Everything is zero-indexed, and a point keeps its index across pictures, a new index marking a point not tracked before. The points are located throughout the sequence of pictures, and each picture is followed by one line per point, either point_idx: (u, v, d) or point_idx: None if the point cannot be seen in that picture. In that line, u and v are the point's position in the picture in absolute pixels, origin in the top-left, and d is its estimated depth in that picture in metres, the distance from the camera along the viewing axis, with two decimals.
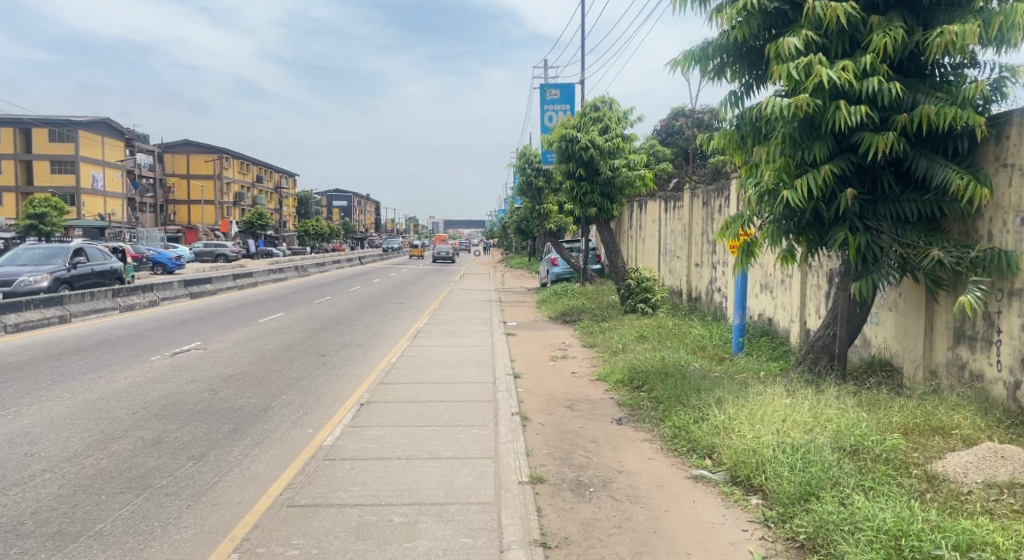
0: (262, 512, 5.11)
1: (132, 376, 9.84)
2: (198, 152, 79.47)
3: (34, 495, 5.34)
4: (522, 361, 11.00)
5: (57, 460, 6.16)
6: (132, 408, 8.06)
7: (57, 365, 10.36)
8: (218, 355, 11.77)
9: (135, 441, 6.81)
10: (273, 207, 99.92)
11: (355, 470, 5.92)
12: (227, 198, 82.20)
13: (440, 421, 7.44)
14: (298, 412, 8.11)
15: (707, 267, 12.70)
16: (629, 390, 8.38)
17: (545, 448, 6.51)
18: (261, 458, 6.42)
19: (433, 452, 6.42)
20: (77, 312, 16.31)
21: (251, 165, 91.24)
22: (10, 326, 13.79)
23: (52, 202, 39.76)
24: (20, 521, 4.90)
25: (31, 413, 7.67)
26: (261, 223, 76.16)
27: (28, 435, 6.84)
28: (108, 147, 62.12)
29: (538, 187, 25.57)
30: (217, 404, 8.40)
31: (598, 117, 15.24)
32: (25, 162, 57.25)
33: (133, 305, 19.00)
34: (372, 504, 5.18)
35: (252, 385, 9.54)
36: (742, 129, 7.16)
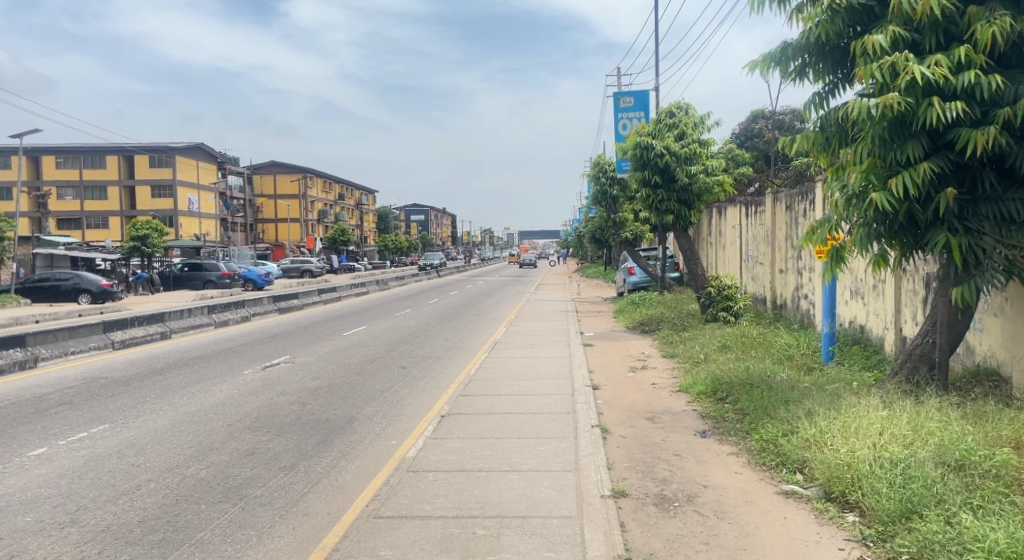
0: (351, 523, 5.24)
1: (226, 389, 10.30)
2: (284, 173, 83.09)
3: (142, 504, 5.65)
4: (601, 373, 10.89)
5: (161, 471, 6.50)
6: (228, 420, 8.44)
7: (161, 379, 10.95)
8: (305, 369, 12.18)
9: (231, 452, 7.14)
10: (354, 223, 102.85)
11: (437, 481, 6.01)
12: (312, 216, 85.28)
13: (519, 433, 7.46)
14: (381, 423, 8.31)
15: (793, 273, 12.26)
16: (713, 402, 8.17)
17: (627, 461, 6.42)
18: (348, 469, 6.60)
19: (514, 464, 6.44)
20: (177, 328, 17.23)
21: (333, 183, 94.54)
22: (117, 342, 14.70)
23: (154, 224, 41.89)
24: (129, 528, 5.19)
25: (137, 425, 8.14)
26: (344, 238, 78.40)
27: (136, 446, 7.27)
28: (202, 171, 65.70)
29: (612, 196, 25.27)
30: (306, 415, 8.71)
31: (673, 123, 15.01)
32: (129, 188, 61.05)
33: (227, 320, 19.95)
34: (456, 516, 5.25)
35: (338, 397, 9.82)
36: (827, 130, 6.89)
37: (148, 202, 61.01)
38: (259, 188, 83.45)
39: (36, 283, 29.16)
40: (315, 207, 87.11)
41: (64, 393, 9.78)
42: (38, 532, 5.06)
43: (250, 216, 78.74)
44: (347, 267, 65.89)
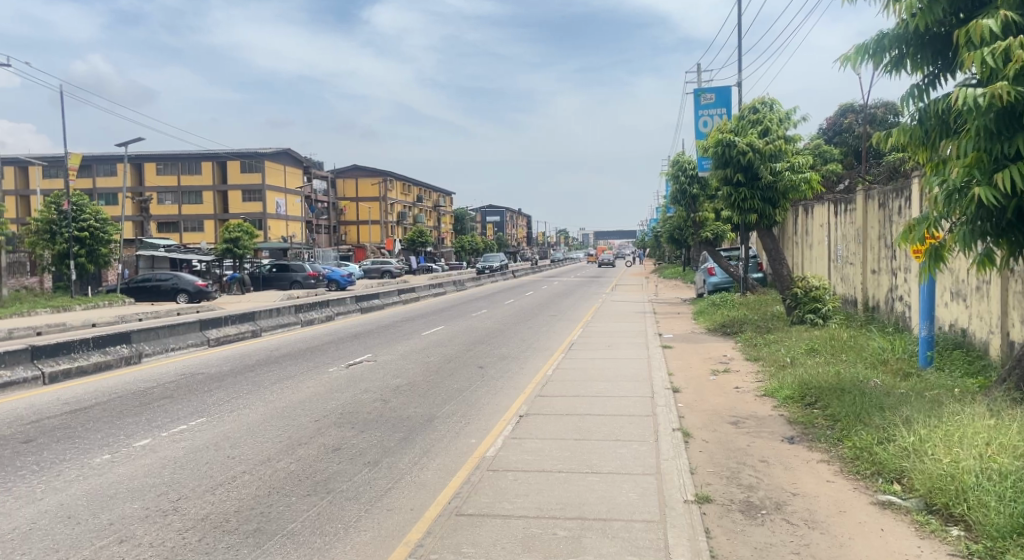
0: (433, 520, 5.32)
1: (313, 386, 10.65)
2: (365, 176, 85.45)
3: (237, 495, 5.91)
4: (681, 375, 10.67)
5: (254, 463, 6.78)
6: (315, 416, 8.73)
7: (252, 376, 11.43)
8: (387, 367, 12.46)
9: (318, 447, 7.38)
10: (432, 225, 104.66)
11: (518, 481, 6.04)
12: (392, 218, 87.27)
13: (598, 436, 7.41)
14: (461, 422, 8.41)
15: (886, 273, 11.70)
16: (800, 407, 7.88)
17: (710, 466, 6.28)
18: (429, 466, 6.72)
19: (594, 466, 6.39)
20: (266, 326, 17.96)
21: (412, 186, 96.53)
22: (212, 340, 15.45)
23: (246, 227, 43.47)
24: (226, 518, 5.43)
25: (231, 419, 8.54)
26: (423, 239, 79.74)
27: (230, 439, 7.61)
28: (289, 175, 68.35)
29: (692, 195, 24.78)
30: (388, 413, 8.89)
31: (757, 119, 14.62)
32: (221, 192, 64.03)
33: (312, 318, 20.65)
34: (537, 516, 5.26)
35: (418, 395, 10.01)
36: (926, 124, 6.54)
37: (239, 206, 63.85)
38: (342, 191, 86.01)
39: (139, 283, 30.94)
40: (395, 209, 89.04)
41: (166, 387, 10.34)
42: (144, 519, 5.36)
43: (333, 218, 81.25)
44: (425, 267, 67.04)
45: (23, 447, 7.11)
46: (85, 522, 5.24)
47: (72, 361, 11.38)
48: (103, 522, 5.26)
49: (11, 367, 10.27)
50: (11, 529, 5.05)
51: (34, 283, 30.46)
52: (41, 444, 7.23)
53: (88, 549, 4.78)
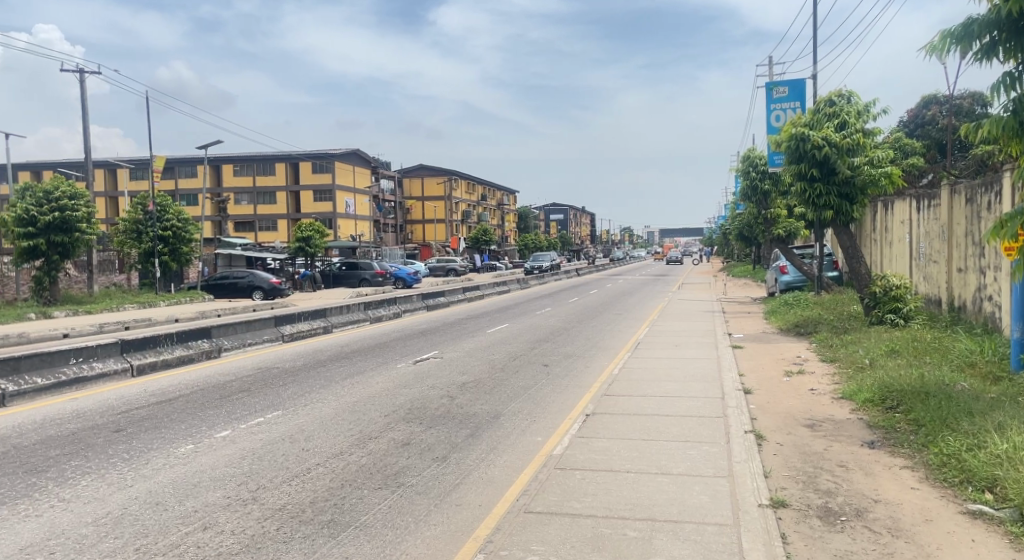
0: (502, 516, 5.35)
1: (382, 381, 10.87)
2: (431, 175, 86.66)
3: (311, 487, 6.08)
4: (753, 376, 10.41)
5: (327, 456, 6.96)
6: (385, 410, 8.90)
7: (324, 371, 11.75)
8: (453, 364, 12.57)
9: (388, 441, 7.52)
10: (496, 223, 105.30)
11: (586, 480, 6.01)
12: (457, 217, 88.17)
13: (666, 436, 7.30)
14: (527, 420, 8.43)
15: (974, 272, 11.13)
16: (880, 411, 7.58)
17: (785, 470, 6.10)
18: (497, 463, 6.76)
19: (663, 467, 6.30)
20: (337, 323, 18.41)
21: (477, 185, 97.33)
22: (286, 335, 15.96)
23: (317, 226, 44.56)
24: (302, 508, 5.59)
25: (306, 412, 8.80)
26: (487, 238, 80.15)
27: (305, 432, 7.83)
28: (357, 175, 69.93)
29: (764, 191, 24.12)
30: (454, 409, 9.00)
31: (834, 112, 14.13)
32: (294, 193, 66.00)
33: (381, 315, 21.08)
34: (606, 516, 5.22)
35: (484, 392, 10.08)
36: (1019, 114, 6.15)
37: (310, 205, 65.73)
38: (408, 191, 87.33)
39: (217, 281, 32.17)
40: (460, 208, 89.93)
41: (244, 381, 10.72)
42: (226, 507, 5.56)
43: (400, 217, 82.72)
44: (489, 266, 67.45)
45: (115, 436, 7.48)
46: (172, 509, 5.48)
47: (157, 354, 11.93)
48: (188, 509, 5.49)
49: (102, 360, 10.83)
50: (104, 514, 5.33)
51: (123, 280, 31.84)
52: (130, 433, 7.59)
53: (174, 535, 5.00)
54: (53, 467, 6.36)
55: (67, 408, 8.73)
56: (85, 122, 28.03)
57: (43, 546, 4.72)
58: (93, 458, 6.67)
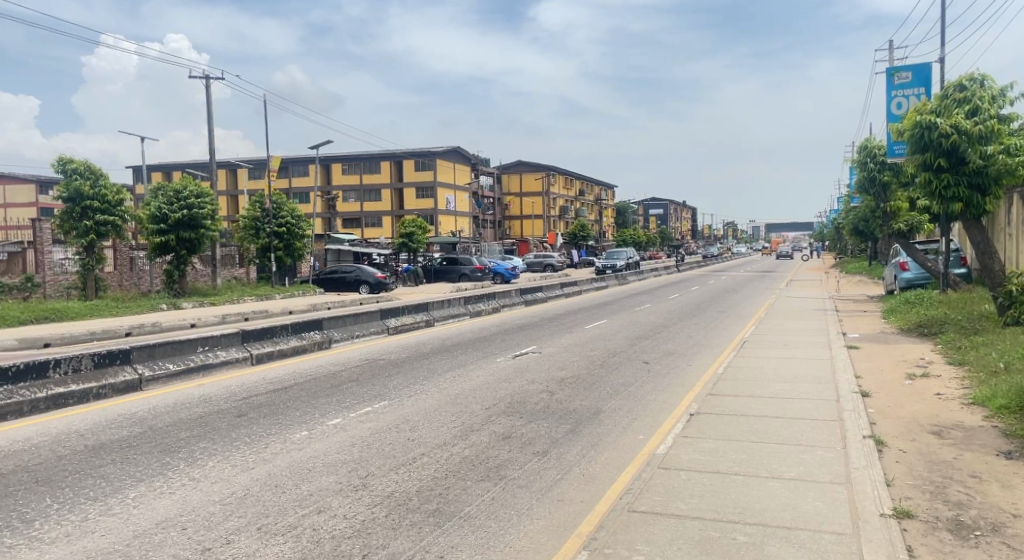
0: (606, 514, 5.29)
1: (483, 375, 11.01)
2: (530, 171, 87.01)
3: (417, 475, 6.23)
4: (871, 378, 9.84)
5: (432, 446, 7.12)
6: (486, 403, 9.01)
7: (427, 363, 12.04)
8: (552, 359, 12.59)
9: (490, 434, 7.61)
10: (594, 219, 104.61)
11: (691, 481, 5.85)
12: (555, 212, 88.20)
13: (777, 439, 7.01)
14: (629, 417, 8.32)
15: None
16: (1018, 419, 6.98)
17: (910, 479, 5.74)
18: (598, 459, 6.70)
19: (775, 471, 6.06)
20: (439, 317, 18.82)
21: (575, 180, 97.00)
22: (391, 328, 16.47)
23: (419, 222, 45.95)
24: (409, 497, 5.74)
25: (410, 403, 9.04)
26: (585, 233, 79.69)
27: (410, 422, 8.05)
28: (457, 172, 71.22)
29: (883, 182, 22.75)
30: (554, 404, 9.00)
31: (964, 97, 13.15)
32: (397, 190, 67.94)
33: (480, 310, 21.38)
34: (713, 519, 5.07)
35: (584, 388, 10.02)
36: None
37: (413, 202, 67.51)
38: (507, 187, 88.10)
39: (326, 275, 33.63)
40: (558, 203, 89.91)
41: (353, 371, 11.14)
42: (338, 493, 5.79)
43: (499, 213, 83.63)
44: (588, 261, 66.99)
45: (237, 420, 7.95)
46: (289, 492, 5.75)
47: (274, 344, 12.58)
48: (304, 493, 5.75)
49: (226, 348, 11.52)
50: (229, 494, 5.66)
51: (242, 274, 33.71)
52: (251, 418, 8.04)
53: (292, 517, 5.25)
54: (184, 448, 6.82)
55: (195, 393, 9.35)
56: (210, 125, 29.88)
57: (175, 522, 5.05)
58: (218, 441, 7.10)
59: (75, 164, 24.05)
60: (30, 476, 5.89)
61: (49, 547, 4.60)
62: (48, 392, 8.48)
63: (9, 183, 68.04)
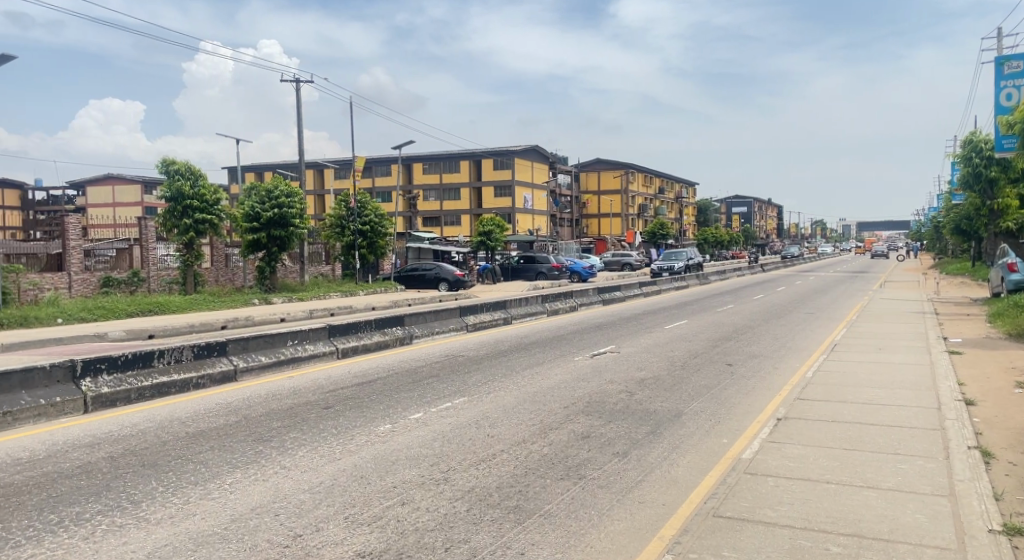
0: (690, 518, 5.19)
1: (562, 373, 10.98)
2: (608, 169, 86.29)
3: (497, 472, 6.27)
4: (975, 386, 9.25)
5: (511, 443, 7.15)
6: (565, 402, 8.98)
7: (506, 361, 12.11)
8: (631, 359, 12.43)
9: (569, 433, 7.58)
10: (674, 217, 102.83)
11: (779, 488, 5.65)
12: (633, 211, 87.19)
13: (871, 447, 6.69)
14: (712, 420, 8.12)
15: None
16: None
17: (1021, 494, 5.37)
18: (680, 463, 6.56)
19: (869, 480, 5.78)
20: (516, 315, 18.93)
21: (655, 178, 95.58)
22: (470, 325, 16.67)
23: (497, 221, 46.25)
24: (489, 492, 5.78)
25: (489, 399, 9.11)
26: (665, 232, 78.37)
27: (489, 418, 8.11)
28: (536, 171, 71.41)
29: (989, 178, 21.39)
30: (634, 405, 8.87)
31: None
32: (476, 188, 68.68)
33: (558, 308, 21.36)
34: (804, 528, 4.88)
35: (664, 389, 9.84)
36: None
37: (491, 201, 68.09)
38: (585, 185, 87.64)
39: (407, 272, 34.31)
40: (637, 201, 88.83)
41: (433, 367, 11.33)
42: (421, 486, 5.88)
43: (577, 212, 83.38)
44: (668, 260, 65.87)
45: (324, 412, 8.21)
46: (374, 483, 5.89)
47: (359, 339, 12.94)
48: (388, 485, 5.88)
49: (313, 342, 11.92)
50: (318, 483, 5.84)
51: (328, 271, 34.86)
52: (338, 410, 8.28)
53: (377, 508, 5.37)
54: (275, 437, 7.10)
55: (285, 385, 9.73)
56: (299, 127, 30.99)
57: (269, 508, 5.26)
58: (307, 431, 7.35)
59: (177, 165, 25.38)
60: (138, 459, 6.26)
61: (155, 527, 4.86)
62: (153, 381, 8.99)
63: (117, 183, 72.56)
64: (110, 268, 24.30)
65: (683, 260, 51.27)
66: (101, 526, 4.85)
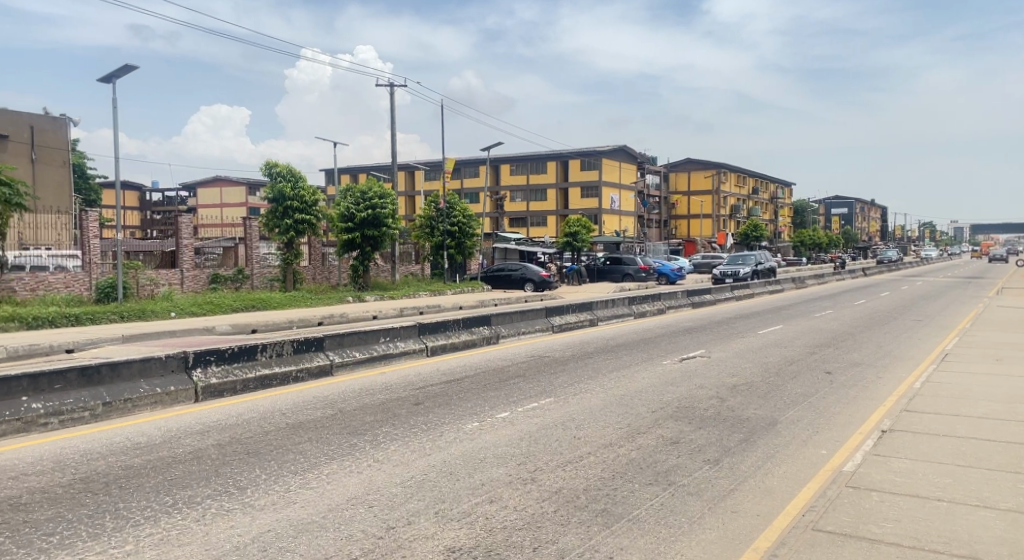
0: (787, 530, 5.00)
1: (650, 377, 10.81)
2: (699, 169, 84.40)
3: (585, 474, 6.24)
4: None
5: (598, 446, 7.10)
6: (653, 406, 8.84)
7: (592, 362, 12.04)
8: (722, 364, 12.08)
9: (658, 437, 7.45)
10: (768, 219, 99.51)
11: (885, 504, 5.36)
12: (725, 211, 84.92)
13: (987, 464, 6.25)
14: (809, 430, 7.79)
15: None
16: None
17: None
18: (776, 473, 6.33)
19: (986, 500, 5.41)
20: (602, 317, 18.79)
21: (748, 178, 92.79)
22: (556, 326, 16.67)
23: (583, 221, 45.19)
24: (576, 494, 5.76)
25: (575, 401, 9.08)
26: (758, 233, 75.92)
27: (576, 420, 8.08)
28: (623, 171, 70.72)
29: None
30: (726, 412, 8.63)
31: None
32: (563, 189, 68.62)
33: (645, 311, 21.06)
34: (912, 547, 4.61)
35: (757, 397, 9.52)
36: None
37: (578, 202, 67.87)
38: (675, 186, 86.03)
39: (494, 272, 34.66)
40: (728, 202, 86.49)
41: (519, 367, 11.40)
42: (509, 485, 5.92)
43: (665, 213, 82.01)
44: None
45: (414, 408, 8.40)
46: (463, 480, 5.98)
47: (447, 337, 13.18)
48: (477, 482, 5.95)
49: (404, 339, 12.23)
50: (409, 477, 5.98)
51: (418, 270, 35.67)
52: (427, 407, 8.46)
53: (466, 504, 5.45)
54: (369, 431, 7.32)
55: (377, 380, 10.02)
56: (391, 130, 31.85)
57: (363, 499, 5.42)
58: (398, 427, 7.54)
59: (279, 168, 26.60)
60: (243, 448, 6.58)
61: (259, 513, 5.10)
62: (257, 373, 9.45)
63: (225, 184, 76.82)
64: (217, 265, 26.17)
65: (750, 265, 49.02)
66: (209, 509, 5.13)
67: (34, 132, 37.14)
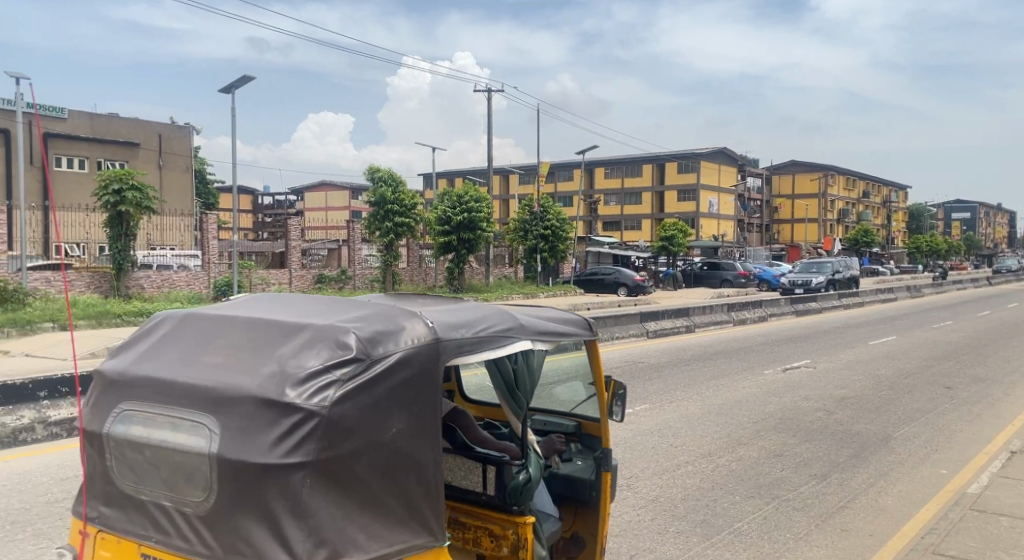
0: (904, 553, 4.71)
1: (750, 386, 10.46)
2: (804, 171, 81.04)
3: (683, 483, 6.10)
4: None
5: (696, 455, 6.92)
6: (754, 417, 8.54)
7: (689, 369, 11.77)
8: (830, 376, 11.51)
9: (759, 449, 7.19)
10: (880, 223, 94.32)
11: (1015, 530, 4.96)
12: (832, 215, 81.16)
13: None
14: (926, 447, 7.31)
15: None
16: None
17: None
18: (890, 491, 5.98)
19: None
20: (700, 323, 18.35)
21: (858, 181, 88.32)
22: (651, 332, 16.40)
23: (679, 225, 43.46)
24: (673, 504, 5.63)
25: (671, 408, 8.89)
26: (868, 239, 72.08)
27: (672, 428, 7.91)
28: (723, 174, 68.84)
29: None
30: (833, 425, 8.23)
31: None
32: (659, 193, 67.52)
33: (744, 317, 20.41)
34: None
35: (868, 411, 9.02)
36: None
37: (675, 205, 66.62)
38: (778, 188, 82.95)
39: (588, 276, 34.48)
40: (836, 206, 82.58)
41: (614, 372, 11.29)
42: None
43: (767, 217, 79.20)
44: (870, 270, 60.55)
45: None
46: None
47: None
48: None
49: None
50: None
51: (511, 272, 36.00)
52: None
53: None
54: None
55: None
56: (488, 134, 32.29)
57: None
58: None
59: (381, 172, 27.47)
60: None
61: None
62: None
63: (329, 189, 80.10)
64: (322, 266, 27.51)
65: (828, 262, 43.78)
66: None
67: (161, 140, 39.89)
